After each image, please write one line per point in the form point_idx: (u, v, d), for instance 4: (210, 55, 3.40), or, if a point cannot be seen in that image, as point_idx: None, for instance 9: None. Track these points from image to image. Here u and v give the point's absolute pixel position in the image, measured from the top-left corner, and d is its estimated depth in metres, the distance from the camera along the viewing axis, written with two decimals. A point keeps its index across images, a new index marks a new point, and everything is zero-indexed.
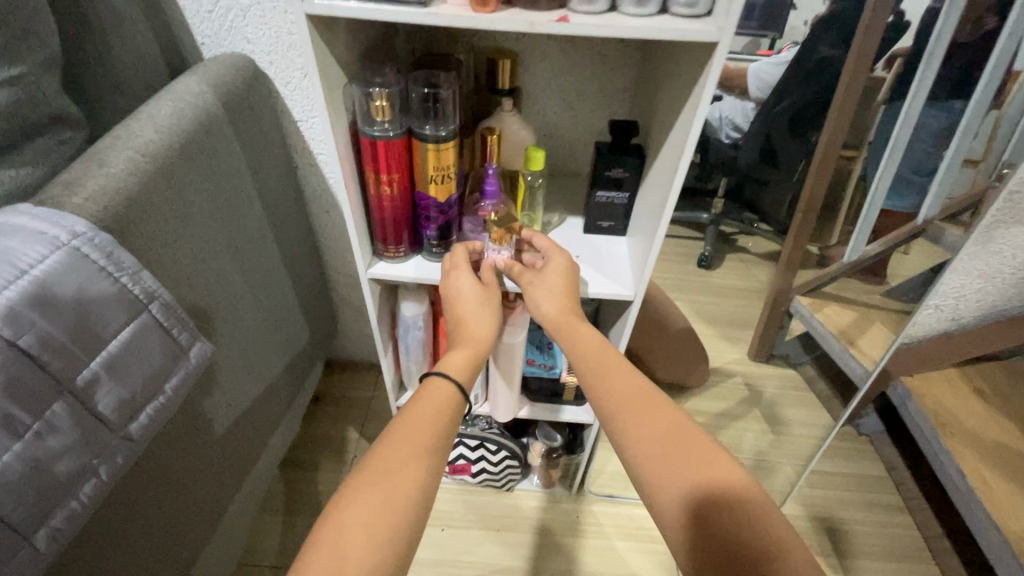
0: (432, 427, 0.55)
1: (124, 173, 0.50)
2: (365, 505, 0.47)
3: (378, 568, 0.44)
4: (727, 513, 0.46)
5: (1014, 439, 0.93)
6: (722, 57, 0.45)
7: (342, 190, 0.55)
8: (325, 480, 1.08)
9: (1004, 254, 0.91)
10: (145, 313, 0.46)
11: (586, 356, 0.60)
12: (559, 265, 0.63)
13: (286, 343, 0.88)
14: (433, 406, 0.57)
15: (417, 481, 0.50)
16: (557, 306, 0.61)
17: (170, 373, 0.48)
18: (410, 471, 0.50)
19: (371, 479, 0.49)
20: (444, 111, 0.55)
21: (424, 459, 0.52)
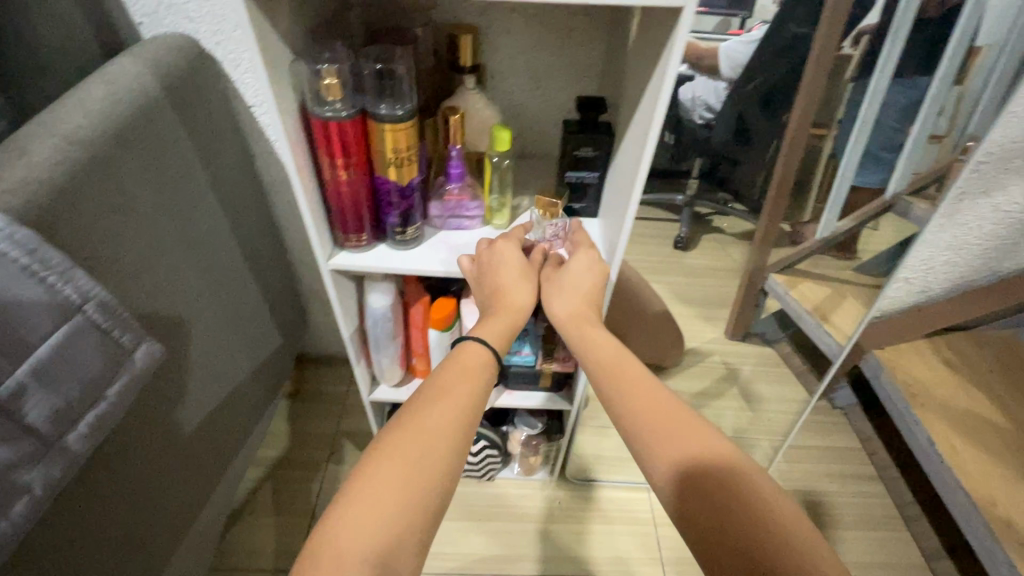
0: (463, 395, 0.53)
1: (50, 162, 0.46)
2: (386, 481, 0.46)
3: (407, 531, 0.45)
4: (735, 511, 0.45)
5: (981, 406, 0.96)
6: (687, 23, 0.43)
7: (294, 176, 0.52)
8: (301, 478, 1.05)
9: (971, 226, 0.93)
10: (80, 315, 0.43)
11: (594, 357, 0.57)
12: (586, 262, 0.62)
13: (252, 340, 0.84)
14: (454, 379, 0.54)
15: (438, 457, 0.48)
16: (573, 306, 0.60)
17: (113, 378, 0.45)
18: (430, 446, 0.48)
19: (390, 456, 0.47)
20: (400, 88, 0.52)
21: (444, 436, 0.50)
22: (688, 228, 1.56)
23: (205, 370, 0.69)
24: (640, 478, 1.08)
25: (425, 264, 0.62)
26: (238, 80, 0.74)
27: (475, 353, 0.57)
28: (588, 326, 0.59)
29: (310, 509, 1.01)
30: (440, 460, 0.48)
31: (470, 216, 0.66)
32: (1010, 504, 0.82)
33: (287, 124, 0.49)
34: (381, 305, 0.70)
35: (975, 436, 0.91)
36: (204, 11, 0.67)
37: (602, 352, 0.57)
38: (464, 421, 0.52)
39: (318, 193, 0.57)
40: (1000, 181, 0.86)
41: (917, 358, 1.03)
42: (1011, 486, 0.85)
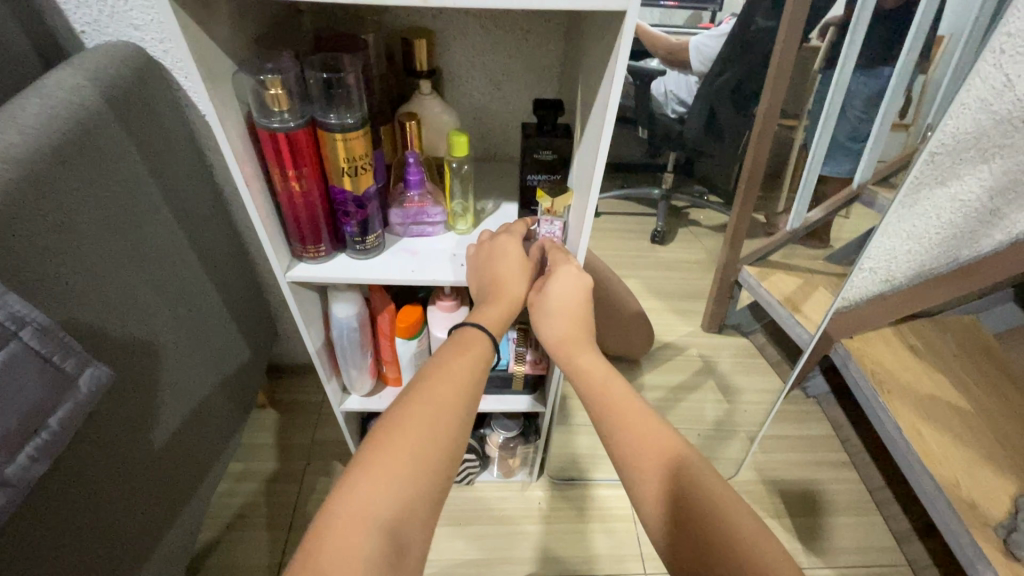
0: (463, 375, 0.55)
1: None
2: (397, 454, 0.48)
3: (417, 495, 0.48)
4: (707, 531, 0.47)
5: (944, 391, 0.98)
6: (631, 26, 0.43)
7: (244, 189, 0.51)
8: (277, 490, 1.03)
9: (929, 215, 0.95)
10: (15, 342, 0.41)
11: (588, 379, 0.58)
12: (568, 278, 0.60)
13: (218, 353, 0.82)
14: (460, 364, 0.56)
15: (445, 440, 0.51)
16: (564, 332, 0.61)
17: (55, 406, 0.44)
18: (438, 430, 0.51)
19: (401, 436, 0.49)
20: (349, 96, 0.51)
21: (451, 421, 0.52)
22: (662, 223, 1.57)
23: (166, 387, 0.68)
24: (619, 475, 1.08)
25: (387, 271, 0.61)
26: (190, 88, 0.72)
27: (475, 339, 0.58)
28: (580, 357, 0.59)
29: (287, 521, 0.99)
30: (447, 442, 0.51)
31: (433, 223, 0.65)
32: (972, 486, 0.85)
33: (231, 135, 0.47)
34: (346, 314, 0.69)
35: (939, 420, 0.94)
36: (149, 18, 0.66)
37: (592, 376, 0.58)
38: (469, 403, 0.54)
39: (272, 204, 0.56)
40: (954, 171, 0.88)
41: (883, 345, 1.06)
42: (973, 467, 0.87)
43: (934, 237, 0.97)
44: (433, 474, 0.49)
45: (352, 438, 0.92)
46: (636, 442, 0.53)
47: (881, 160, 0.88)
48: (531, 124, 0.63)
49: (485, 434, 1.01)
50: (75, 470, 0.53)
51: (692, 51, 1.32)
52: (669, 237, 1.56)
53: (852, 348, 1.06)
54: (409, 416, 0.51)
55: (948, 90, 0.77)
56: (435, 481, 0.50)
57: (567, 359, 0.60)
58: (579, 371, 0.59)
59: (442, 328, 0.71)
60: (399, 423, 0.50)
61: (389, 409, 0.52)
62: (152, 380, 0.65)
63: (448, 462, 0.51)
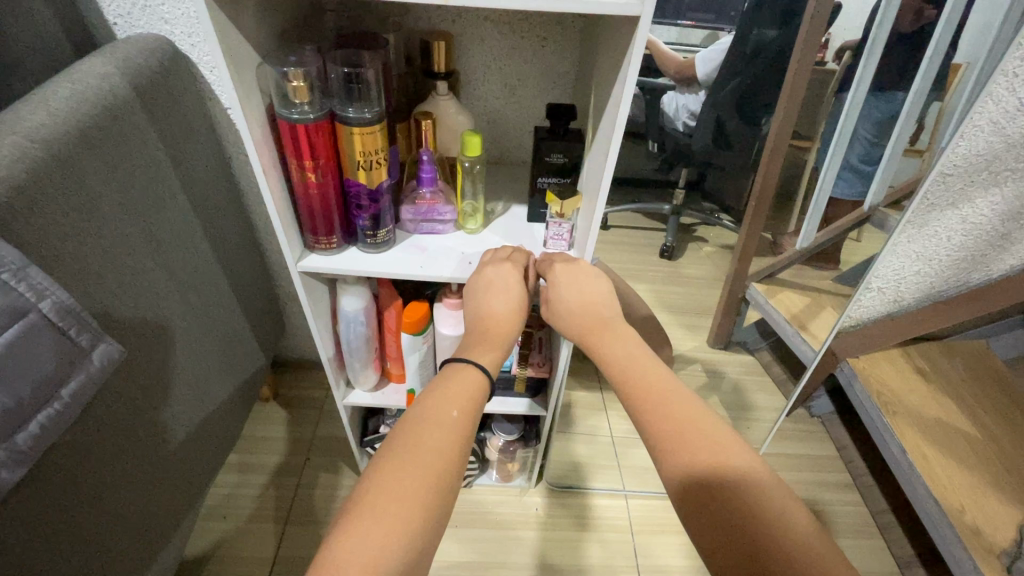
0: (465, 410, 0.54)
1: (9, 160, 0.46)
2: (404, 491, 0.46)
3: (423, 536, 0.45)
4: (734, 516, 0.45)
5: (951, 415, 0.97)
6: (645, 31, 0.44)
7: (261, 178, 0.52)
8: (275, 484, 1.04)
9: (940, 237, 0.94)
10: (33, 313, 0.42)
11: (615, 364, 0.57)
12: (579, 273, 0.62)
13: (225, 343, 0.83)
14: (458, 393, 0.55)
15: (444, 474, 0.49)
16: (581, 320, 0.61)
17: (66, 378, 0.45)
18: (440, 465, 0.49)
19: (399, 472, 0.47)
20: (367, 92, 0.52)
21: (451, 457, 0.50)
22: (671, 237, 1.57)
23: (174, 372, 0.69)
24: (618, 485, 1.08)
25: (395, 264, 0.62)
26: (214, 82, 0.74)
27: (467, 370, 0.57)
28: (604, 345, 0.58)
29: (284, 515, 1.00)
30: (447, 480, 0.49)
31: (443, 221, 0.66)
32: (979, 513, 0.83)
33: (252, 124, 0.49)
34: (350, 308, 0.70)
35: (946, 444, 0.93)
36: (179, 13, 0.68)
37: (620, 358, 0.57)
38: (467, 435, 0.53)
39: (287, 196, 0.57)
40: (967, 193, 0.88)
41: (890, 366, 1.05)
42: (979, 493, 0.86)
43: (944, 259, 0.97)
44: (434, 515, 0.47)
45: (354, 434, 0.93)
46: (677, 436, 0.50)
47: (892, 183, 0.89)
48: (542, 129, 0.64)
49: (484, 437, 1.01)
50: (84, 445, 0.54)
51: (698, 63, 1.28)
52: (678, 251, 1.57)
53: (858, 368, 1.05)
54: (408, 452, 0.49)
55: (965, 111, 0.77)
56: (437, 519, 0.47)
57: (594, 349, 0.59)
58: (606, 359, 0.58)
59: (449, 326, 0.72)
60: (397, 460, 0.48)
61: (389, 439, 0.50)
62: (160, 364, 0.66)
63: (447, 501, 0.48)
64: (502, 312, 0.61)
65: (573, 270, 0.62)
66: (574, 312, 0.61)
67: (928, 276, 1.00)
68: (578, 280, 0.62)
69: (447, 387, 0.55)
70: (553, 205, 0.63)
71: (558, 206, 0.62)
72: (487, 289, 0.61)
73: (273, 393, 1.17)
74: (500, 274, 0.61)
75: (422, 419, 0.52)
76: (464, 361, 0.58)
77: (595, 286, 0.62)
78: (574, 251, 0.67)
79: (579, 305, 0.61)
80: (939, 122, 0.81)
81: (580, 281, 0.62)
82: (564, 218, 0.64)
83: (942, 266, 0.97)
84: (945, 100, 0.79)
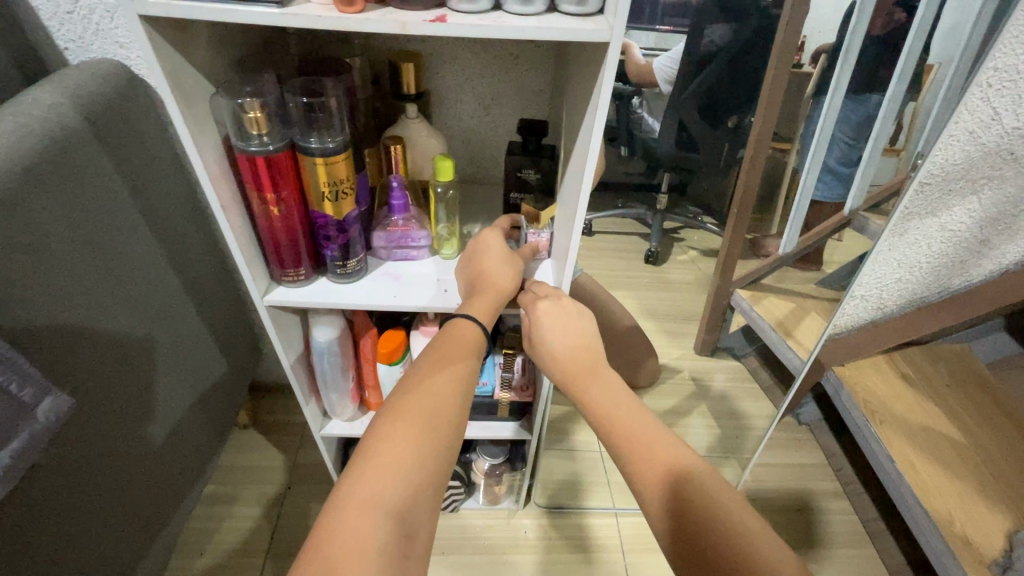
0: (462, 363, 0.54)
1: None
2: (403, 438, 0.47)
3: (425, 479, 0.46)
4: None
5: (938, 422, 0.96)
6: (616, 56, 0.42)
7: (218, 212, 0.49)
8: (255, 517, 1.00)
9: (920, 245, 0.94)
10: None
11: (602, 416, 0.54)
12: (567, 312, 0.59)
13: (196, 375, 0.80)
14: (453, 348, 0.55)
15: (436, 433, 0.48)
16: (567, 359, 0.58)
17: (9, 438, 0.42)
18: (432, 424, 0.48)
19: (397, 421, 0.48)
20: (330, 120, 0.50)
21: (449, 406, 0.50)
22: (655, 244, 1.57)
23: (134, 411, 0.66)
24: (608, 503, 1.06)
25: (368, 295, 0.60)
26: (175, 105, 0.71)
27: (464, 329, 0.56)
28: (589, 388, 0.56)
29: (264, 549, 0.96)
30: (447, 429, 0.49)
31: (418, 246, 0.64)
32: (969, 522, 0.83)
33: (207, 159, 0.46)
34: (319, 340, 0.67)
35: (933, 451, 0.92)
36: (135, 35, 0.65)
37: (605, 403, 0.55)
38: (461, 394, 0.52)
39: (251, 227, 0.54)
40: (945, 201, 0.88)
41: (874, 373, 1.05)
42: (968, 502, 0.85)
43: (925, 267, 0.97)
44: (436, 461, 0.47)
45: (334, 464, 0.89)
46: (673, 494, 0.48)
47: (873, 183, 0.87)
48: (516, 145, 0.64)
49: (470, 460, 0.98)
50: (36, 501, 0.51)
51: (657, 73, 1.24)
52: (662, 258, 1.56)
53: (843, 376, 1.05)
54: (395, 413, 0.49)
55: (938, 119, 0.77)
56: (440, 465, 0.48)
57: (577, 398, 0.56)
58: (590, 406, 0.55)
59: None
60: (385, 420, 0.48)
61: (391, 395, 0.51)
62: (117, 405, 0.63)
63: (449, 448, 0.49)
64: (497, 270, 0.60)
65: (561, 308, 0.59)
66: (558, 357, 0.58)
67: (910, 283, 1.00)
68: (564, 319, 0.59)
69: (436, 352, 0.55)
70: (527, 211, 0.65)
71: (530, 210, 0.65)
72: (477, 252, 0.61)
73: (251, 420, 1.13)
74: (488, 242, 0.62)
75: (409, 383, 0.52)
76: (454, 315, 0.57)
77: (585, 325, 0.59)
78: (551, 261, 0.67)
79: (564, 349, 0.58)
80: (913, 122, 0.80)
81: (566, 319, 0.59)
82: (541, 225, 0.66)
83: (923, 274, 0.98)
84: (917, 101, 0.79)
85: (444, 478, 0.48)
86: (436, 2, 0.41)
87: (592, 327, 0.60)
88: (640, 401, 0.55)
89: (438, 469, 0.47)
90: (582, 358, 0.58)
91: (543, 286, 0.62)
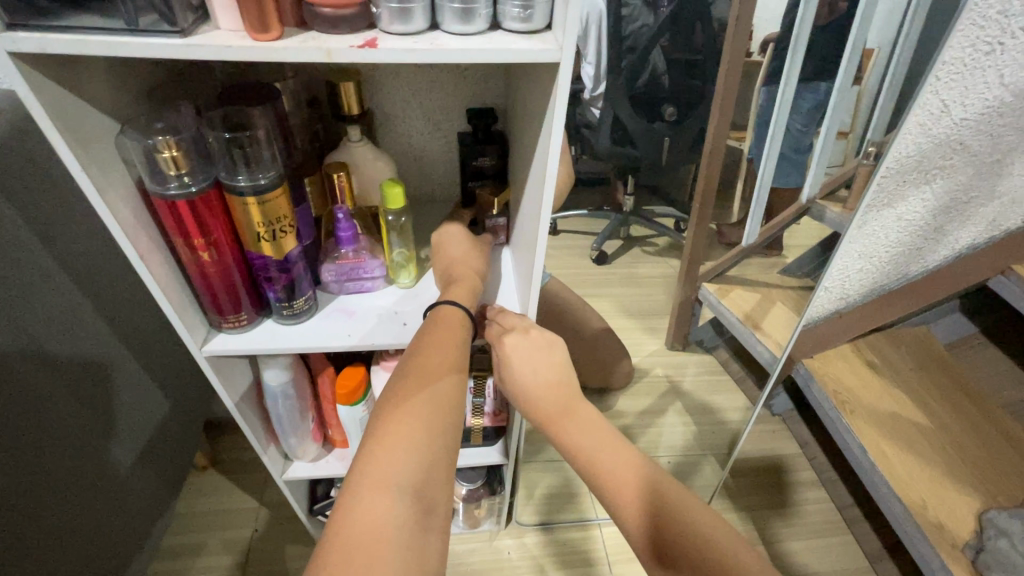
0: (457, 344, 0.52)
1: None
2: (409, 423, 0.45)
3: (437, 458, 0.45)
4: None
5: (905, 407, 0.98)
6: (566, 78, 0.39)
7: (137, 263, 0.44)
8: (220, 567, 0.94)
9: (880, 237, 0.95)
10: None
11: (579, 455, 0.52)
12: (535, 345, 0.56)
13: (136, 429, 0.73)
14: (447, 329, 0.52)
15: (428, 438, 0.45)
16: (541, 397, 0.55)
17: None
18: (437, 407, 0.47)
19: (401, 404, 0.46)
20: (259, 155, 0.45)
21: (451, 388, 0.49)
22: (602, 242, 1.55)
23: (66, 481, 0.60)
24: (590, 514, 1.04)
25: (320, 335, 0.55)
26: None
27: (452, 314, 0.53)
28: (563, 433, 0.53)
29: None
30: (453, 411, 0.48)
31: (371, 278, 0.60)
32: (940, 508, 0.84)
33: (116, 209, 0.41)
34: (270, 383, 0.63)
35: (903, 438, 0.94)
36: None
37: (584, 441, 0.52)
38: (452, 389, 0.49)
39: (182, 274, 0.49)
40: (901, 192, 0.88)
41: (842, 363, 1.06)
42: (939, 486, 0.87)
43: (884, 257, 0.98)
44: (446, 442, 0.46)
45: (302, 506, 0.84)
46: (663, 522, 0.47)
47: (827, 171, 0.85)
48: (465, 134, 0.63)
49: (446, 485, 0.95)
50: None
51: None
52: (611, 260, 1.55)
53: (812, 368, 1.06)
54: (387, 416, 0.45)
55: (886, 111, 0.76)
56: (449, 445, 0.46)
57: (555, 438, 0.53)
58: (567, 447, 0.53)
59: None
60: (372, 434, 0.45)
61: (388, 381, 0.49)
62: (43, 480, 0.56)
63: (455, 428, 0.47)
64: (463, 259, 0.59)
65: (530, 339, 0.56)
66: (531, 392, 0.55)
67: (871, 274, 1.01)
68: (535, 353, 0.56)
69: (427, 333, 0.52)
70: (481, 196, 0.64)
71: (485, 194, 0.64)
72: (440, 247, 0.60)
73: (208, 461, 1.06)
74: (449, 235, 0.61)
75: (391, 383, 0.48)
76: (439, 301, 0.54)
77: (557, 355, 0.56)
78: (512, 251, 0.66)
79: (537, 387, 0.55)
80: (858, 106, 0.77)
81: (535, 355, 0.56)
82: (496, 212, 0.65)
83: (883, 264, 0.99)
84: (862, 84, 0.76)
85: (454, 458, 0.47)
86: (365, 24, 0.37)
87: (564, 353, 0.57)
88: (617, 432, 0.53)
89: (448, 449, 0.46)
90: (553, 393, 0.55)
91: (508, 316, 0.58)
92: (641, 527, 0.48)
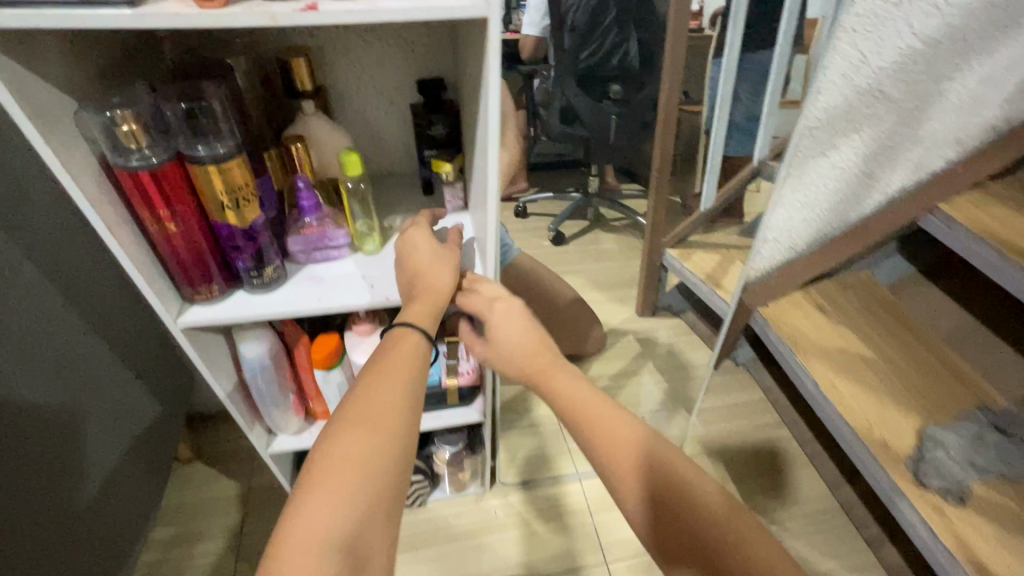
0: (404, 381, 0.53)
1: None
2: (345, 469, 0.46)
3: (372, 506, 0.46)
4: (715, 546, 0.48)
5: (854, 344, 1.05)
6: (496, 31, 0.42)
7: (104, 235, 0.46)
8: (215, 550, 0.96)
9: (818, 187, 0.99)
10: None
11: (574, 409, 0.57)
12: (514, 312, 0.60)
13: (116, 417, 0.75)
14: (396, 364, 0.53)
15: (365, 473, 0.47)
16: (524, 360, 0.59)
17: None
18: (376, 450, 0.48)
19: (341, 449, 0.47)
20: (216, 126, 0.48)
21: (394, 426, 0.50)
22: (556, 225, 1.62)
23: (47, 464, 0.61)
24: (570, 471, 1.09)
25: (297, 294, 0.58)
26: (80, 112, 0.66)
27: (400, 346, 0.54)
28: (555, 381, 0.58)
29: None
30: (397, 455, 0.49)
31: (337, 246, 0.62)
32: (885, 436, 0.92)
33: (80, 182, 0.43)
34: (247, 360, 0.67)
35: (853, 371, 1.01)
36: None
37: (577, 392, 0.57)
38: (406, 433, 0.50)
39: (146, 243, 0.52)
40: (832, 141, 0.93)
41: (796, 310, 1.13)
42: (885, 411, 0.94)
43: (824, 207, 1.02)
44: (387, 486, 0.47)
45: (289, 480, 0.87)
46: (656, 461, 0.53)
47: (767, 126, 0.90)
48: (418, 103, 0.66)
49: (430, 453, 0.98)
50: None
51: None
52: (569, 241, 1.62)
53: (769, 316, 1.13)
54: (322, 461, 0.47)
55: None
56: (391, 491, 0.48)
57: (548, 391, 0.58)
58: (558, 391, 0.58)
59: (360, 355, 0.68)
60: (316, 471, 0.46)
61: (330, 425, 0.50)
62: (23, 462, 0.58)
63: (399, 472, 0.49)
64: (433, 261, 0.58)
65: (507, 312, 0.60)
66: (511, 355, 0.60)
67: (815, 223, 1.05)
68: (512, 322, 0.60)
69: (375, 372, 0.53)
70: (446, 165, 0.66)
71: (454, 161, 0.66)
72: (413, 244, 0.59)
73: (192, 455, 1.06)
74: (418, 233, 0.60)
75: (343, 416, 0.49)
76: (392, 326, 0.56)
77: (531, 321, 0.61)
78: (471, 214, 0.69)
79: (518, 349, 0.59)
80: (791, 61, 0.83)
81: (512, 322, 0.60)
82: (452, 178, 0.67)
83: (824, 214, 1.03)
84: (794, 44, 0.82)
85: (396, 505, 0.48)
86: None
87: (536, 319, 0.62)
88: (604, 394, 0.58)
89: (389, 495, 0.47)
90: (534, 359, 0.59)
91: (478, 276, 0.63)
92: (637, 488, 0.52)
